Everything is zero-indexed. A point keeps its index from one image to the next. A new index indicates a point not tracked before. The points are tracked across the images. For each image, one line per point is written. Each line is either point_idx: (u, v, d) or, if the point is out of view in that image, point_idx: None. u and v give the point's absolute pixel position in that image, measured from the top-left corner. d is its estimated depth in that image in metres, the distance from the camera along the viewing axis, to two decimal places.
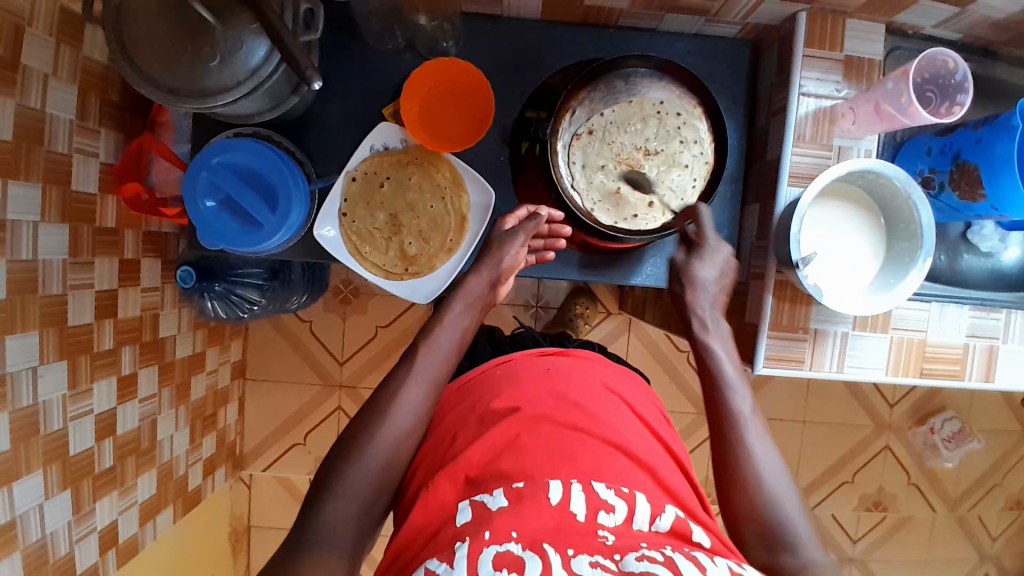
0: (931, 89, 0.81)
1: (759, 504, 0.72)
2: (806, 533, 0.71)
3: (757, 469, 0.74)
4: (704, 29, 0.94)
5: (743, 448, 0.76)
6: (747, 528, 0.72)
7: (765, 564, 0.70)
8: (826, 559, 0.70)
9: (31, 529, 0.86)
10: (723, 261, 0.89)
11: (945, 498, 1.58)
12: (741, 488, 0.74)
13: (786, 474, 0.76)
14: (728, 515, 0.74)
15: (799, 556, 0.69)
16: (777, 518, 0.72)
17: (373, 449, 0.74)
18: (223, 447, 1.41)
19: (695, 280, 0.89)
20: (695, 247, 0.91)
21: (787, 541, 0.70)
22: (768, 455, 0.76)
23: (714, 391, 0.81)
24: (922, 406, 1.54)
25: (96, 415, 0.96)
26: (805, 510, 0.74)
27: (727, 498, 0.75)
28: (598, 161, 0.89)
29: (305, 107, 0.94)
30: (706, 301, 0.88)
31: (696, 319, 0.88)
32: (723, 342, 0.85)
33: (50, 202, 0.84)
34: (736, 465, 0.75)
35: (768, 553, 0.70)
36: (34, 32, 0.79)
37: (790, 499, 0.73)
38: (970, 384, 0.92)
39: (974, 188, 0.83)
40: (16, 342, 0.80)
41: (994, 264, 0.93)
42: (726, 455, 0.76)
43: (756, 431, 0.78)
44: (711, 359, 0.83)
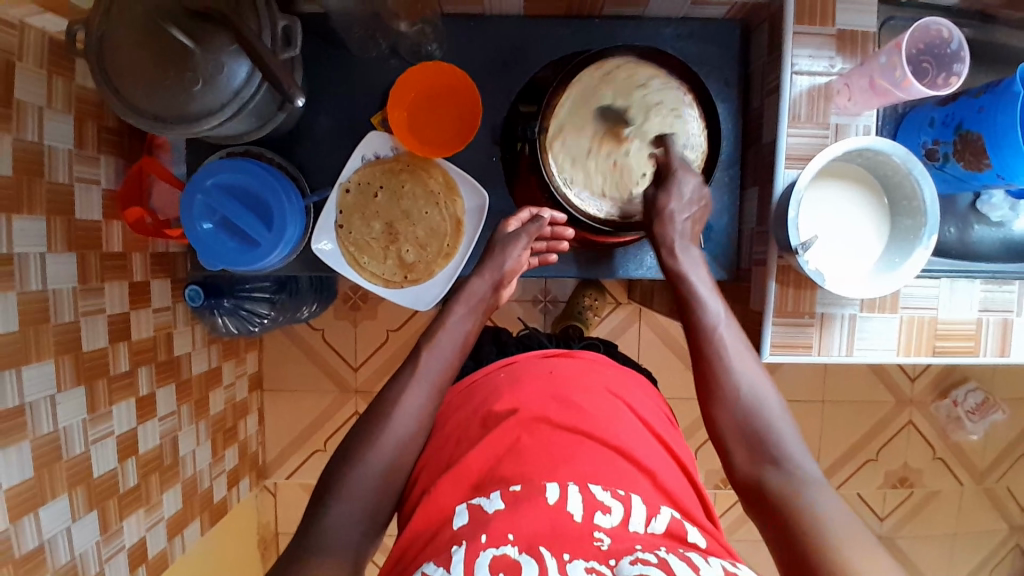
0: (927, 60, 0.79)
1: (738, 417, 0.76)
2: (789, 439, 0.73)
3: (737, 380, 0.77)
4: (690, 12, 0.92)
5: (722, 364, 0.78)
6: (730, 442, 0.75)
7: (749, 473, 0.72)
8: (811, 464, 0.71)
9: (60, 552, 0.88)
10: (692, 193, 0.86)
11: (972, 471, 1.55)
12: (721, 404, 0.77)
13: (767, 384, 0.78)
14: (714, 433, 0.77)
15: (784, 464, 0.71)
16: (757, 427, 0.74)
17: (378, 457, 0.74)
18: (245, 458, 1.44)
19: (666, 215, 0.85)
20: (664, 180, 0.86)
21: (770, 450, 0.72)
22: (746, 363, 0.79)
23: (687, 312, 0.83)
24: (944, 378, 1.51)
25: (117, 436, 0.98)
26: (786, 414, 0.76)
27: (710, 415, 0.78)
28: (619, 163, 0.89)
29: (294, 122, 0.94)
30: (675, 234, 0.86)
31: (665, 249, 0.86)
32: (695, 266, 0.85)
33: (56, 232, 0.86)
34: (716, 381, 0.78)
35: (753, 463, 0.72)
36: (25, 66, 0.80)
37: (773, 408, 0.76)
38: (986, 359, 0.89)
39: (979, 157, 0.81)
40: (31, 372, 0.82)
41: (1005, 233, 0.90)
42: (707, 371, 0.79)
43: (735, 344, 0.80)
44: (681, 280, 0.85)
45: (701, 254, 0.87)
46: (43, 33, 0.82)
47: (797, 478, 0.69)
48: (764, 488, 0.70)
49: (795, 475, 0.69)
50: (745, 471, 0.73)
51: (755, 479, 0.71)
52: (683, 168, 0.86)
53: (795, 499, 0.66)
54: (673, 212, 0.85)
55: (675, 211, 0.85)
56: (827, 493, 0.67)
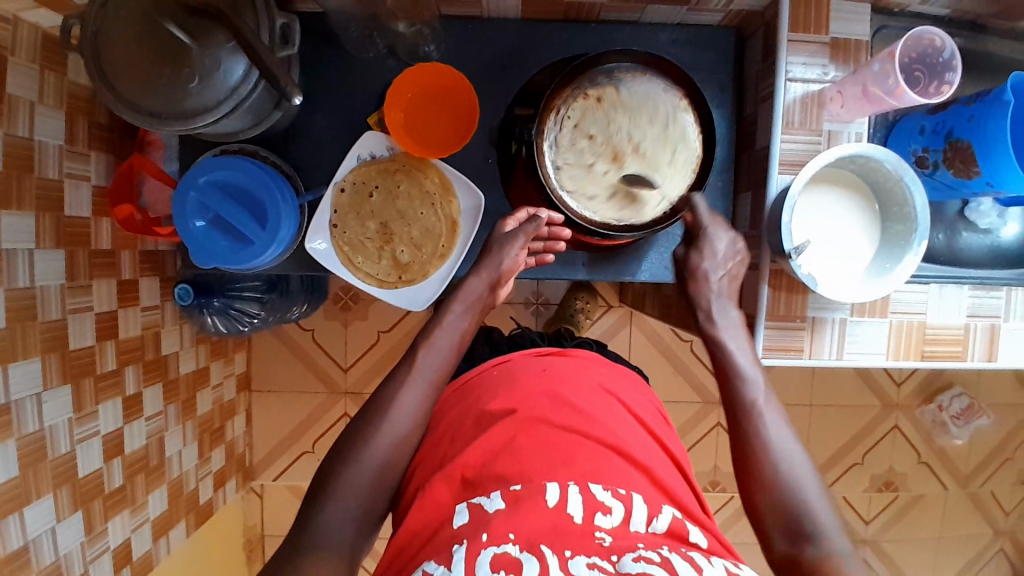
0: (919, 68, 0.80)
1: (778, 500, 0.74)
2: (828, 524, 0.72)
3: (776, 457, 0.76)
4: (687, 18, 0.93)
5: (761, 441, 0.77)
6: (770, 528, 0.73)
7: (788, 555, 0.71)
8: (848, 548, 0.71)
9: (44, 553, 0.87)
10: (726, 249, 0.89)
11: (956, 475, 1.57)
12: (761, 487, 0.75)
13: (804, 460, 0.77)
14: (750, 510, 0.76)
15: (822, 546, 0.70)
16: (796, 507, 0.73)
17: (372, 458, 0.74)
18: (232, 459, 1.42)
19: (699, 274, 0.89)
20: (696, 241, 0.90)
21: (809, 531, 0.71)
22: (784, 440, 0.78)
23: (727, 385, 0.83)
24: (929, 384, 1.53)
25: (103, 436, 0.97)
26: (826, 497, 0.74)
27: (747, 493, 0.76)
28: (595, 157, 0.88)
29: (289, 121, 0.94)
30: (712, 294, 0.88)
31: (702, 312, 0.88)
32: (734, 331, 0.85)
33: (44, 228, 0.85)
34: (754, 458, 0.76)
35: (792, 545, 0.72)
36: (16, 60, 0.79)
37: (811, 486, 0.75)
38: (972, 364, 0.91)
39: (968, 165, 0.82)
40: (18, 369, 0.81)
41: (993, 240, 0.92)
42: (745, 447, 0.78)
43: (774, 419, 0.79)
44: (720, 348, 0.84)
45: (740, 315, 0.88)
46: (35, 27, 0.81)
47: (835, 564, 0.69)
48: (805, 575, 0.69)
49: (835, 560, 0.69)
50: (784, 553, 0.72)
51: (795, 564, 0.70)
52: (714, 224, 0.90)
53: None
54: (707, 270, 0.89)
55: (707, 270, 0.89)
56: None
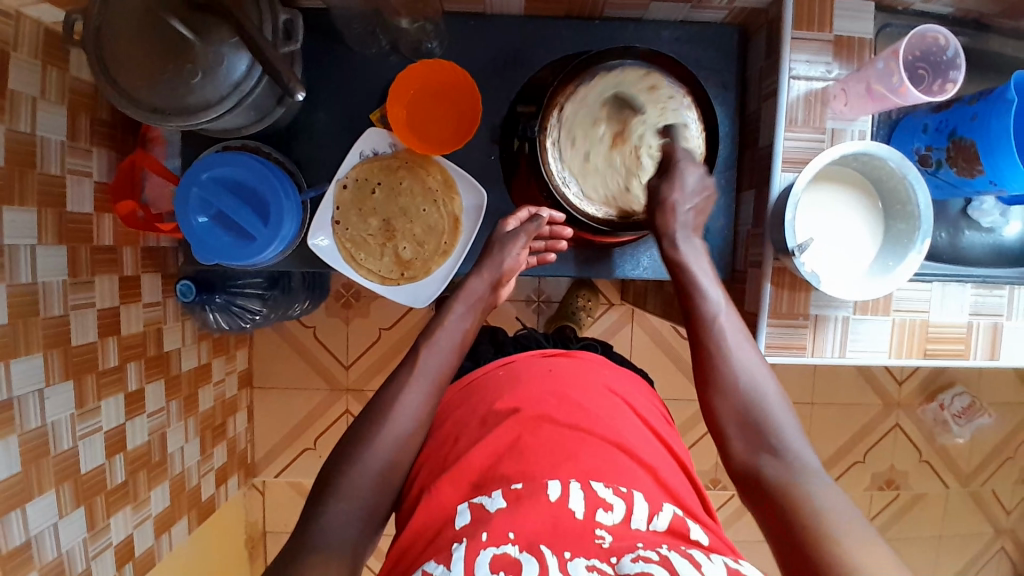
0: (923, 67, 0.80)
1: (737, 405, 0.76)
2: (787, 429, 0.74)
3: (736, 368, 0.78)
4: (690, 15, 0.93)
5: (721, 351, 0.79)
6: (728, 429, 0.76)
7: (746, 462, 0.73)
8: (807, 454, 0.72)
9: (46, 549, 0.87)
10: (695, 183, 0.87)
11: (958, 474, 1.57)
12: (720, 392, 0.77)
13: (766, 373, 0.79)
14: (710, 420, 0.78)
15: (780, 454, 0.72)
16: (754, 415, 0.75)
17: (374, 455, 0.74)
18: (234, 455, 1.42)
19: (668, 204, 0.86)
20: (666, 171, 0.86)
21: (768, 440, 0.73)
22: (745, 353, 0.79)
23: (690, 302, 0.84)
24: (931, 382, 1.53)
25: (105, 432, 0.97)
26: (784, 401, 0.77)
27: (708, 404, 0.79)
28: (597, 116, 0.86)
29: (292, 118, 0.94)
30: (678, 224, 0.86)
31: (668, 240, 0.87)
32: (698, 258, 0.86)
33: (47, 225, 0.85)
34: (715, 370, 0.79)
35: (750, 451, 0.74)
36: (19, 56, 0.79)
37: (771, 397, 0.76)
38: (975, 363, 0.91)
39: (971, 164, 0.82)
40: (20, 365, 0.81)
41: (995, 239, 0.92)
42: (706, 360, 0.80)
43: (734, 332, 0.81)
44: (685, 271, 0.85)
45: (703, 245, 0.88)
46: (37, 23, 0.81)
47: (794, 467, 0.70)
48: (761, 477, 0.71)
49: (794, 465, 0.70)
50: (743, 458, 0.74)
51: (753, 469, 0.72)
52: (687, 161, 0.86)
53: (793, 489, 0.67)
54: (676, 202, 0.86)
55: (677, 201, 0.86)
56: (823, 481, 0.68)
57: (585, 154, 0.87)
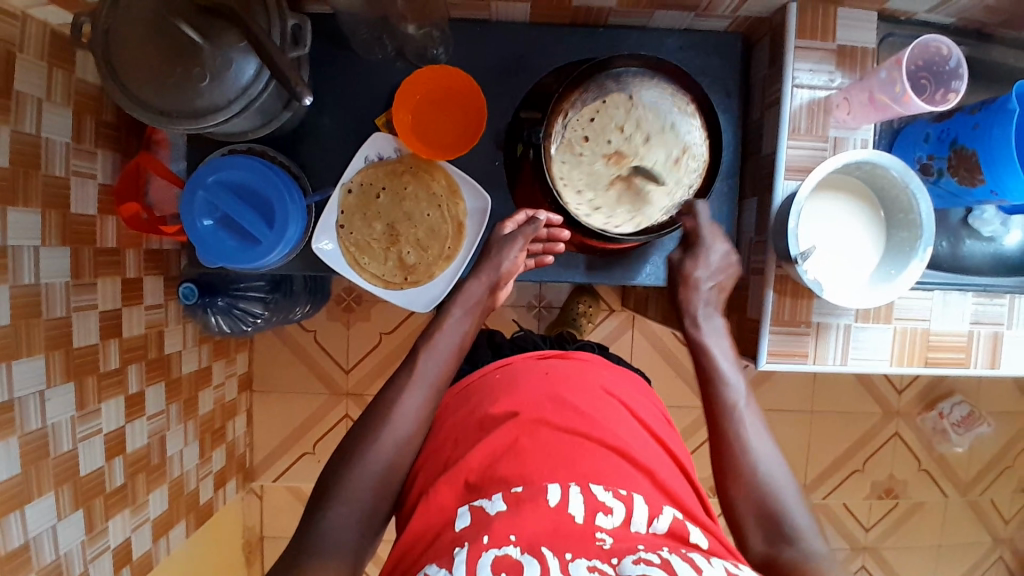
0: (925, 76, 0.81)
1: (755, 497, 0.75)
2: (805, 524, 0.73)
3: (754, 459, 0.77)
4: (694, 24, 0.93)
5: (739, 441, 0.78)
6: (745, 522, 0.74)
7: (765, 557, 0.71)
8: (825, 549, 0.70)
9: (45, 551, 0.87)
10: (719, 261, 0.91)
11: (957, 483, 1.57)
12: (738, 482, 0.76)
13: (783, 464, 0.78)
14: (728, 511, 0.76)
15: (799, 546, 0.70)
16: (773, 507, 0.74)
17: (376, 458, 0.74)
18: (232, 459, 1.42)
19: (690, 281, 0.91)
20: (693, 247, 0.92)
21: (787, 532, 0.72)
22: (762, 443, 0.79)
23: (709, 387, 0.84)
24: (930, 391, 1.54)
25: (105, 434, 0.97)
26: (801, 497, 0.75)
27: (726, 493, 0.77)
28: (624, 119, 0.89)
29: (297, 122, 0.94)
30: (699, 301, 0.90)
31: (689, 318, 0.90)
32: (719, 339, 0.87)
33: (51, 226, 0.85)
34: (734, 459, 0.77)
35: (768, 544, 0.72)
36: (25, 57, 0.79)
37: (788, 491, 0.75)
38: (976, 371, 0.91)
39: (973, 173, 0.83)
40: (21, 366, 0.81)
41: (996, 248, 0.92)
42: (724, 449, 0.79)
43: (753, 423, 0.80)
44: (706, 355, 0.86)
45: (724, 323, 0.90)
46: (44, 24, 0.81)
47: (813, 562, 0.69)
48: (781, 572, 0.69)
49: (812, 558, 0.69)
50: (760, 552, 0.72)
51: (771, 562, 0.70)
52: (713, 237, 0.91)
53: None
54: (699, 278, 0.91)
55: (699, 278, 0.90)
56: None
57: (580, 133, 0.89)
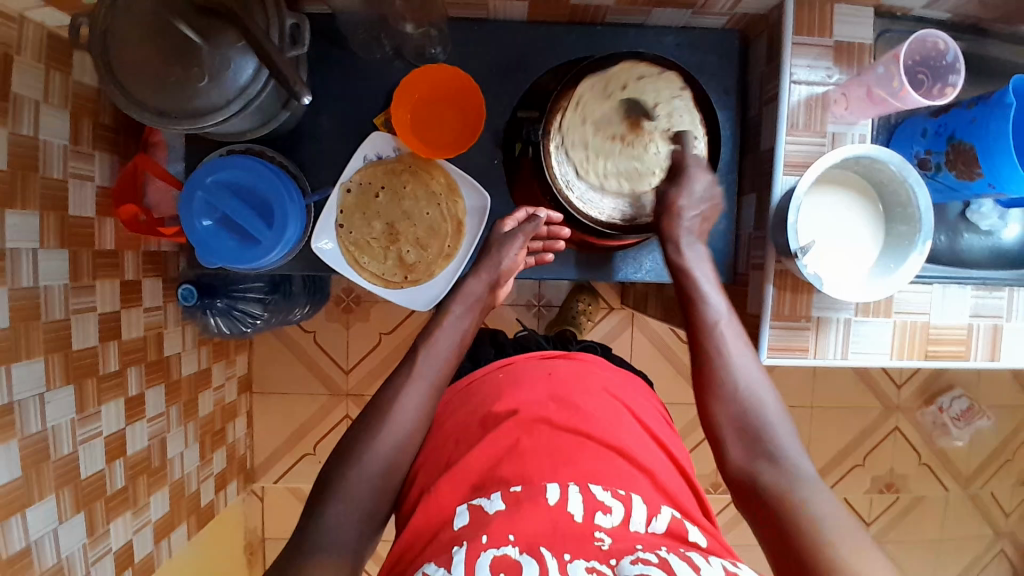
0: (922, 71, 0.82)
1: (735, 412, 0.77)
2: (784, 438, 0.75)
3: (735, 375, 0.79)
4: (691, 21, 0.94)
5: (721, 356, 0.80)
6: (726, 435, 0.76)
7: (743, 470, 0.73)
8: (804, 462, 0.72)
9: (46, 555, 0.86)
10: (703, 190, 0.89)
11: (957, 477, 1.57)
12: (719, 400, 0.78)
13: (765, 380, 0.79)
14: (709, 426, 0.79)
15: (778, 460, 0.72)
16: (752, 423, 0.76)
17: (377, 457, 0.74)
18: (233, 461, 1.42)
19: (675, 211, 0.88)
20: (676, 176, 0.88)
21: (766, 447, 0.74)
22: (744, 357, 0.80)
23: (691, 307, 0.85)
24: (929, 386, 1.54)
25: (106, 436, 0.97)
26: (782, 412, 0.77)
27: (708, 409, 0.79)
28: (657, 96, 0.88)
29: (296, 122, 0.94)
30: (683, 229, 0.88)
31: (670, 244, 0.88)
32: (702, 263, 0.87)
33: (49, 228, 0.84)
34: (715, 376, 0.79)
35: (747, 457, 0.74)
36: (22, 60, 0.79)
37: (769, 404, 0.77)
38: (975, 364, 0.91)
39: (970, 167, 0.83)
40: (21, 369, 0.81)
41: (994, 242, 0.93)
42: (706, 365, 0.81)
43: (736, 340, 0.82)
44: (687, 277, 0.86)
45: (705, 252, 0.89)
46: (41, 27, 0.81)
47: (790, 476, 0.70)
48: (758, 485, 0.71)
49: (790, 473, 0.71)
50: (739, 464, 0.74)
51: (749, 476, 0.72)
52: (696, 165, 0.88)
53: (790, 499, 0.67)
54: (682, 207, 0.88)
55: (684, 206, 0.87)
56: (820, 491, 0.68)
57: (622, 82, 0.87)
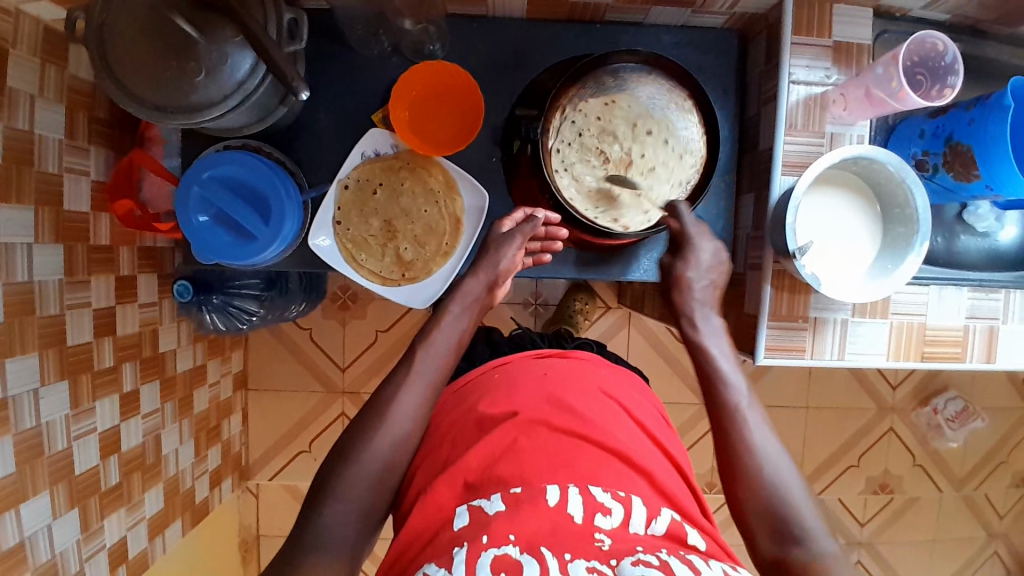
0: (921, 72, 0.81)
1: (762, 496, 0.73)
2: (814, 522, 0.71)
3: (759, 457, 0.75)
4: (691, 20, 0.93)
5: (744, 440, 0.76)
6: (754, 524, 0.72)
7: (775, 557, 0.70)
8: (835, 548, 0.70)
9: (40, 550, 0.86)
10: (709, 258, 0.90)
11: (951, 478, 1.58)
12: (744, 483, 0.74)
13: (790, 462, 0.76)
14: (735, 511, 0.74)
15: (809, 546, 0.69)
16: (781, 507, 0.72)
17: (374, 455, 0.74)
18: (228, 458, 1.41)
19: (682, 284, 0.90)
20: (681, 248, 0.91)
21: (795, 532, 0.70)
22: (767, 441, 0.77)
23: (711, 389, 0.82)
24: (924, 387, 1.54)
25: (100, 433, 0.96)
26: (809, 495, 0.74)
27: (731, 493, 0.75)
28: (664, 107, 0.90)
29: (293, 117, 0.94)
30: (694, 302, 0.89)
31: (685, 318, 0.89)
32: (717, 337, 0.86)
33: (44, 223, 0.84)
34: (740, 460, 0.75)
35: (778, 544, 0.71)
36: (18, 53, 0.78)
37: (795, 487, 0.74)
38: (971, 365, 0.92)
39: (968, 169, 0.83)
40: (15, 364, 0.80)
41: (991, 244, 0.93)
42: (728, 449, 0.77)
43: (758, 424, 0.78)
44: (705, 355, 0.85)
45: (722, 322, 0.89)
46: (37, 21, 0.80)
47: (825, 565, 0.68)
48: None
49: (823, 560, 0.68)
50: (770, 554, 0.71)
51: (783, 565, 0.69)
52: (699, 235, 0.91)
53: None
54: (691, 279, 0.90)
55: (692, 279, 0.90)
56: None
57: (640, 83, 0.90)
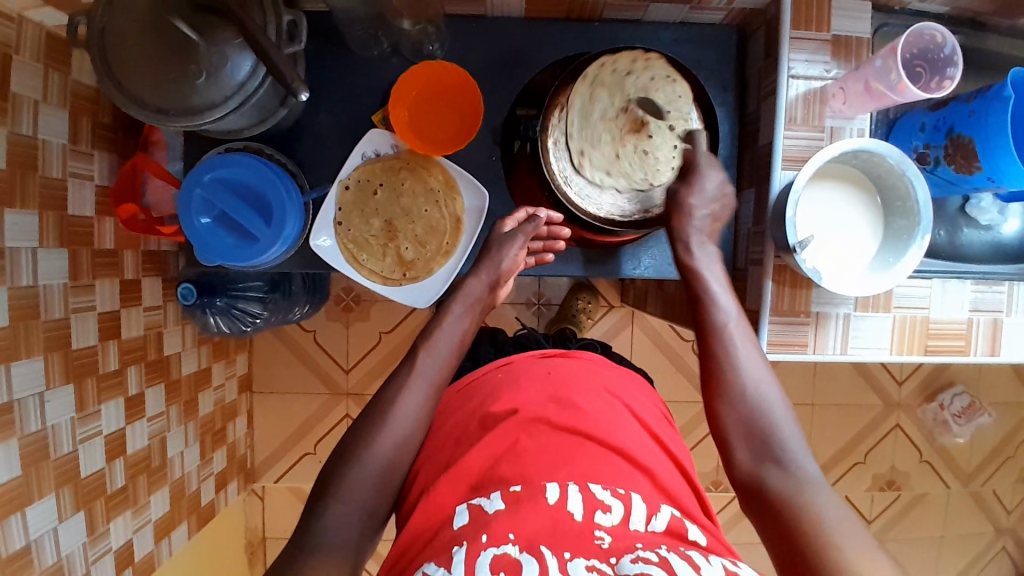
0: (920, 64, 0.81)
1: (744, 417, 0.76)
2: (794, 444, 0.73)
3: (744, 378, 0.77)
4: (689, 17, 0.93)
5: (731, 362, 0.78)
6: (734, 440, 0.75)
7: (751, 475, 0.73)
8: (814, 470, 0.71)
9: (46, 552, 0.86)
10: (715, 189, 0.87)
11: (959, 474, 1.57)
12: (728, 401, 0.77)
13: (774, 384, 0.78)
14: (715, 429, 0.78)
15: (787, 467, 0.71)
16: (761, 427, 0.75)
17: (377, 455, 0.74)
18: (234, 461, 1.42)
19: (686, 210, 0.86)
20: (687, 175, 0.87)
21: (776, 454, 0.73)
22: (753, 362, 0.79)
23: (700, 309, 0.83)
24: (930, 383, 1.54)
25: (105, 435, 0.97)
26: (792, 417, 0.76)
27: (714, 411, 0.78)
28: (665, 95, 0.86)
29: (294, 119, 0.94)
30: (693, 228, 0.87)
31: (680, 244, 0.87)
32: (711, 265, 0.85)
33: (48, 227, 0.84)
34: (725, 379, 0.78)
35: (756, 463, 0.73)
36: (21, 59, 0.79)
37: (778, 411, 0.76)
38: (976, 358, 0.91)
39: (970, 161, 0.83)
40: (20, 368, 0.81)
41: (994, 236, 0.93)
42: (715, 369, 0.79)
43: (743, 343, 0.80)
44: (696, 278, 0.85)
45: (717, 252, 0.88)
46: (40, 26, 0.81)
47: (798, 483, 0.70)
48: (765, 490, 0.71)
49: (799, 480, 0.70)
50: (746, 470, 0.73)
51: (757, 480, 0.72)
52: (709, 165, 0.87)
53: (800, 509, 0.67)
54: (693, 207, 0.86)
55: (695, 206, 0.86)
56: (829, 499, 0.68)
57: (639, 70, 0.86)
